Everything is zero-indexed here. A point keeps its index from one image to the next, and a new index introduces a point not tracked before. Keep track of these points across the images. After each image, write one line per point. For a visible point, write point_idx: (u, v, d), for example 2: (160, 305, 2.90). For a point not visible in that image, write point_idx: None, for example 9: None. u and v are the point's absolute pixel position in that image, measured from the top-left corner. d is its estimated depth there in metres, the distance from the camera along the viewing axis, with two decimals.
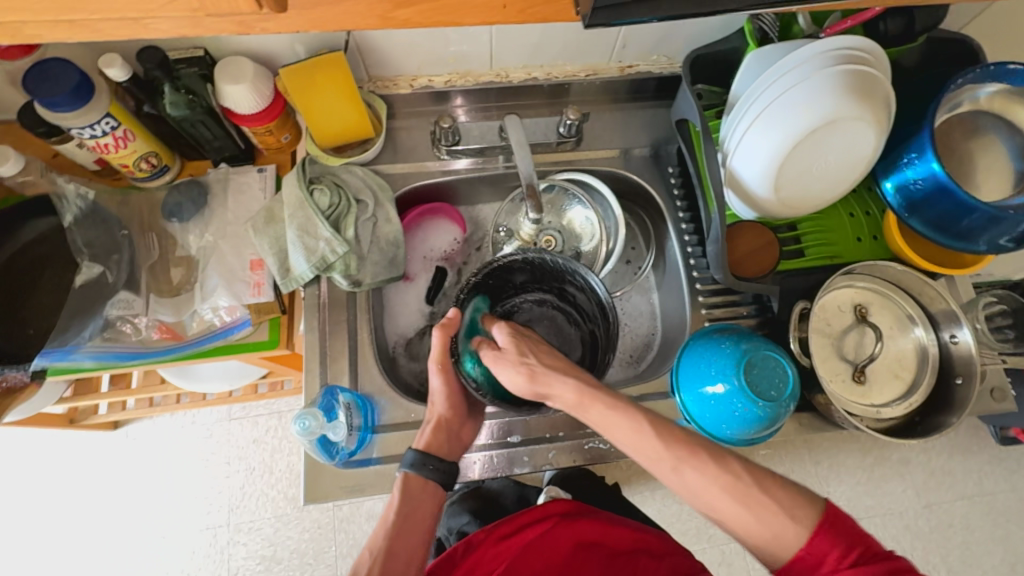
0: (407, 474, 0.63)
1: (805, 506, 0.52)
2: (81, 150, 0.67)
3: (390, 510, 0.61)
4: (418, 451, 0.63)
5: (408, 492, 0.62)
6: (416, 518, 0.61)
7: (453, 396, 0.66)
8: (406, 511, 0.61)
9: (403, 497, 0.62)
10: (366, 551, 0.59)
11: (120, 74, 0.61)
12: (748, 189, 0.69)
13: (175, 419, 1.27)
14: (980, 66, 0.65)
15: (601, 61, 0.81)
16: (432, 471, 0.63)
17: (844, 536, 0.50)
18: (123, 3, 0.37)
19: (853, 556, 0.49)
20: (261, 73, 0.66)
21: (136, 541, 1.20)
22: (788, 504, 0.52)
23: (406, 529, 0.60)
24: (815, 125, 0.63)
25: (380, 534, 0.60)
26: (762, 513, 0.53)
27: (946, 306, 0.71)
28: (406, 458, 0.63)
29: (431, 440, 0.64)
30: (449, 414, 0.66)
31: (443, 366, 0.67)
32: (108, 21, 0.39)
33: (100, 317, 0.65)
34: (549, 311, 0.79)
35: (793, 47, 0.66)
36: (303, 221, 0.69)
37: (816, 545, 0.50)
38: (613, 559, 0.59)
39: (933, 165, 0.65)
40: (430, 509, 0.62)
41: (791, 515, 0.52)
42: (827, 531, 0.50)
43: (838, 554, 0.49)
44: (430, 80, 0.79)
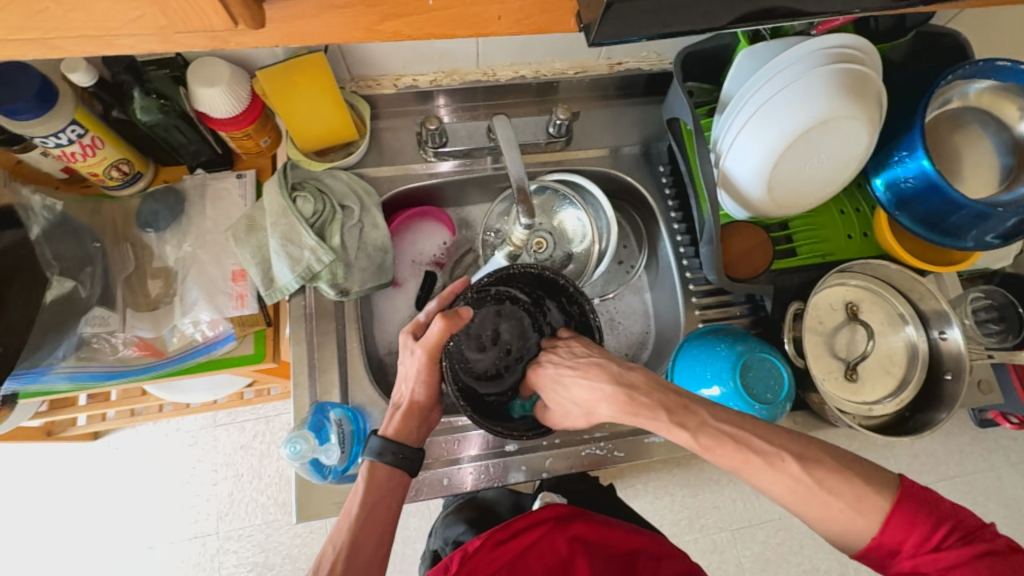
0: (371, 464, 0.60)
1: (873, 494, 0.49)
2: (46, 158, 0.64)
3: (356, 502, 0.58)
4: (384, 437, 0.62)
5: (373, 481, 0.60)
6: (381, 509, 0.59)
7: (432, 385, 0.63)
8: (371, 502, 0.58)
9: (369, 487, 0.60)
10: (329, 544, 0.56)
11: (84, 79, 0.57)
12: (742, 189, 0.68)
13: (158, 427, 1.24)
14: (968, 63, 0.65)
15: (590, 58, 0.79)
16: (391, 459, 0.61)
17: (927, 513, 0.48)
18: (83, 21, 0.35)
19: (945, 533, 0.47)
20: (237, 74, 0.63)
21: (123, 552, 1.17)
22: (857, 497, 0.49)
23: (372, 519, 0.58)
24: (809, 125, 0.62)
25: (343, 526, 0.57)
26: (824, 507, 0.50)
27: (936, 304, 0.72)
28: (372, 444, 0.62)
29: (400, 427, 0.63)
30: (423, 401, 0.64)
31: (430, 355, 0.62)
32: (69, 39, 0.36)
33: (74, 336, 0.63)
34: (517, 312, 0.71)
35: (785, 45, 0.65)
36: (286, 229, 0.66)
37: (889, 531, 0.48)
38: (611, 559, 0.59)
39: (923, 162, 0.64)
40: (396, 497, 0.60)
41: (859, 510, 0.49)
42: (907, 506, 0.48)
43: (916, 539, 0.47)
44: (415, 79, 0.77)
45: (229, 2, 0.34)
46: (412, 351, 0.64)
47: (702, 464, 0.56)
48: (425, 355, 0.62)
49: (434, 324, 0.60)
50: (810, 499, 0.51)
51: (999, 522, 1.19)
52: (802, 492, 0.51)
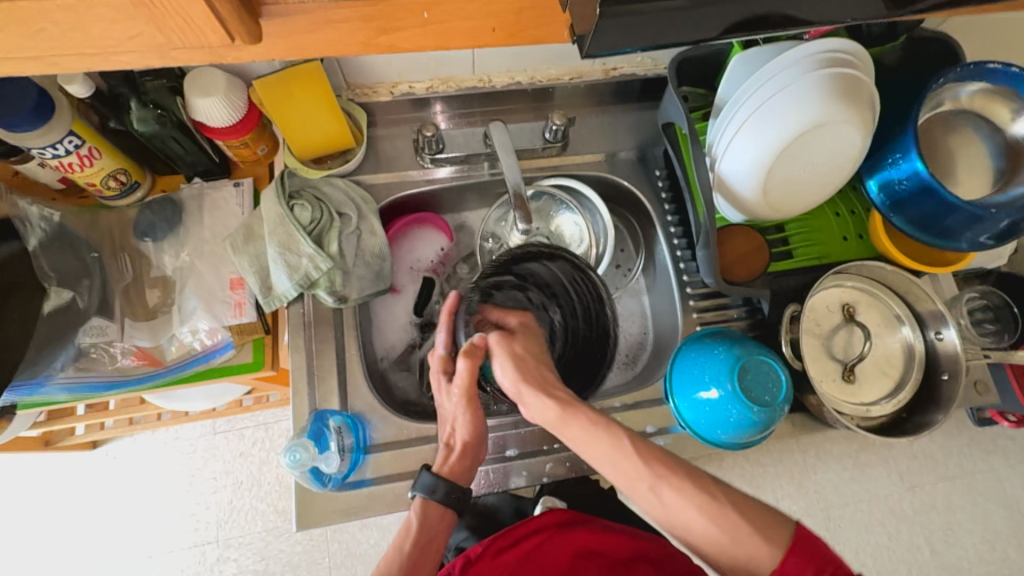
0: (426, 501, 0.61)
1: (771, 531, 0.52)
2: (44, 169, 0.64)
3: (409, 540, 0.59)
4: (437, 476, 0.62)
5: (426, 519, 0.61)
6: (431, 549, 0.60)
7: (477, 424, 0.64)
8: (423, 541, 0.60)
9: (421, 527, 0.60)
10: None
11: (82, 91, 0.57)
12: (737, 193, 0.68)
13: (157, 436, 1.24)
14: (961, 66, 0.66)
15: (585, 64, 0.80)
16: (443, 498, 0.61)
17: (816, 557, 0.50)
18: (79, 40, 0.35)
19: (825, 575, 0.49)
20: (234, 84, 0.64)
21: (122, 561, 1.17)
22: (762, 525, 0.53)
23: (424, 559, 0.59)
24: (802, 129, 0.63)
25: (392, 563, 0.58)
26: (732, 528, 0.53)
27: (932, 305, 0.72)
28: (422, 482, 0.61)
29: (456, 467, 0.63)
30: (472, 441, 0.64)
31: (470, 398, 0.63)
32: (66, 56, 0.36)
33: (72, 346, 0.62)
34: (518, 303, 0.65)
35: (779, 50, 0.66)
36: (283, 237, 0.66)
37: (790, 565, 0.50)
38: (613, 567, 0.59)
39: (917, 164, 0.65)
40: (444, 537, 0.62)
41: (766, 538, 0.52)
42: (798, 551, 0.50)
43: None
44: (411, 87, 0.77)
45: (224, 17, 0.35)
46: (447, 391, 0.66)
47: (648, 474, 0.56)
48: (462, 397, 0.63)
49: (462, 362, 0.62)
50: (709, 526, 0.54)
51: (999, 521, 1.19)
52: (717, 510, 0.54)
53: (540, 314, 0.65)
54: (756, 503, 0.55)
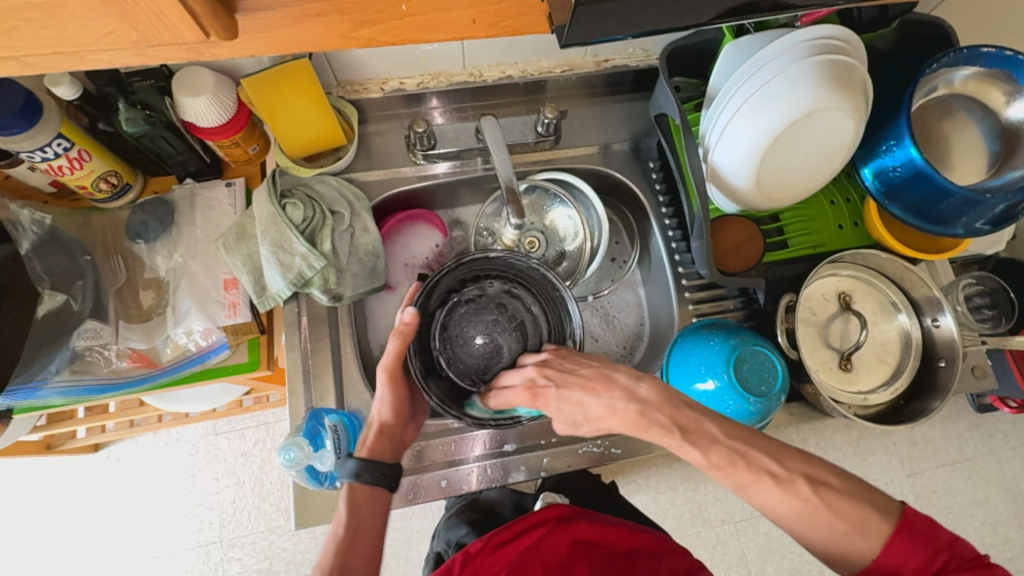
0: (351, 485, 0.58)
1: (876, 518, 0.51)
2: (34, 173, 0.64)
3: (340, 525, 0.56)
4: (359, 459, 0.59)
5: (354, 504, 0.58)
6: (367, 528, 0.57)
7: (400, 404, 0.62)
8: (355, 524, 0.57)
9: (351, 510, 0.58)
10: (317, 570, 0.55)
11: (69, 92, 0.57)
12: (730, 183, 0.68)
13: (158, 438, 1.24)
14: (953, 51, 0.65)
15: (576, 56, 0.79)
16: (368, 480, 0.59)
17: (925, 543, 0.49)
18: (53, 38, 0.35)
19: (934, 563, 0.48)
20: (222, 82, 0.63)
21: (125, 562, 1.17)
22: (861, 518, 0.51)
23: (359, 541, 0.56)
24: (794, 118, 0.62)
25: (330, 553, 0.56)
26: (824, 524, 0.52)
27: (928, 292, 0.72)
28: (347, 468, 0.59)
29: (375, 446, 0.61)
30: (392, 421, 0.62)
31: (392, 375, 0.61)
32: (42, 55, 0.36)
33: (67, 349, 0.62)
34: (487, 304, 0.70)
35: (770, 38, 0.65)
36: (277, 236, 0.66)
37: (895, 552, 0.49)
38: (612, 560, 0.58)
39: (910, 150, 0.65)
40: (381, 512, 0.59)
41: (862, 531, 0.51)
42: (903, 537, 0.50)
43: (922, 560, 0.49)
44: (402, 82, 0.77)
45: (197, 12, 0.34)
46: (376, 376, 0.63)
47: (730, 481, 0.55)
48: (387, 378, 0.61)
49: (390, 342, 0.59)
50: (807, 526, 0.53)
51: (1001, 506, 1.19)
52: (811, 510, 0.52)
53: (520, 306, 0.69)
54: (850, 493, 0.53)
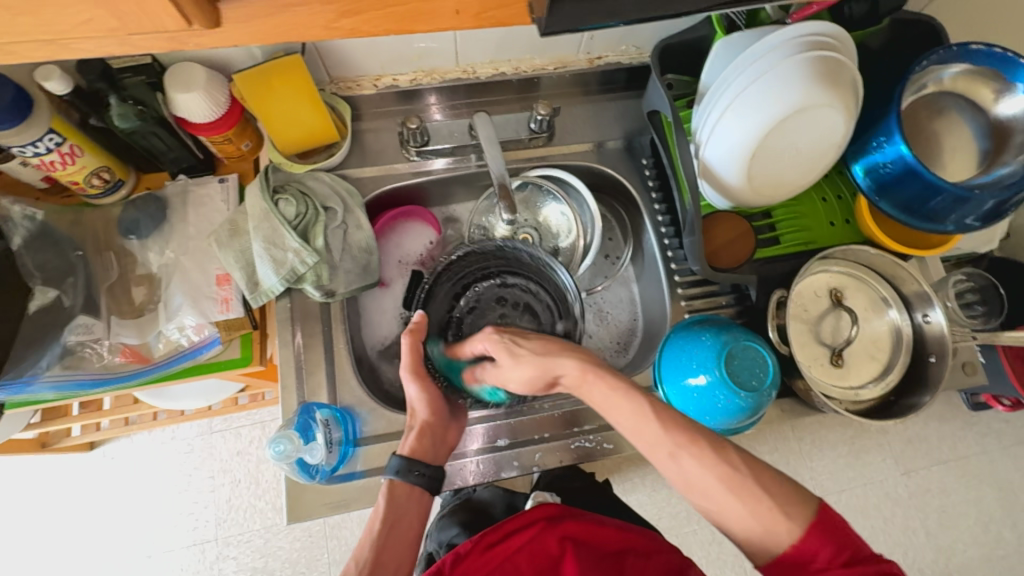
0: (393, 480, 0.61)
1: (800, 503, 0.51)
2: (25, 168, 0.64)
3: (377, 520, 0.59)
4: (402, 458, 0.62)
5: (394, 499, 0.61)
6: (404, 527, 0.59)
7: (433, 399, 0.65)
8: (391, 519, 0.59)
9: (389, 506, 0.60)
10: (352, 561, 0.57)
11: (60, 87, 0.57)
12: (721, 179, 0.68)
13: (153, 436, 1.24)
14: (943, 48, 0.65)
15: (570, 53, 0.79)
16: (418, 476, 0.61)
17: (836, 538, 0.48)
18: (32, 25, 0.35)
19: (844, 556, 0.47)
20: (214, 78, 0.63)
21: (120, 560, 1.17)
22: (784, 499, 0.51)
23: (395, 538, 0.58)
24: (784, 114, 0.63)
25: (365, 545, 0.58)
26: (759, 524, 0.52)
27: (918, 288, 0.73)
28: (390, 465, 0.62)
29: (415, 445, 0.63)
30: (431, 418, 0.65)
31: (417, 374, 0.65)
32: (20, 41, 0.36)
33: (58, 345, 0.62)
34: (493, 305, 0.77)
35: (760, 35, 0.66)
36: (269, 232, 0.66)
37: (808, 541, 0.48)
38: (603, 557, 0.57)
39: (901, 147, 0.65)
40: (418, 517, 0.61)
41: (786, 511, 0.50)
42: (818, 529, 0.49)
43: (831, 553, 0.48)
44: (395, 79, 0.77)
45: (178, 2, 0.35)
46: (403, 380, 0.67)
47: (669, 440, 0.55)
48: (410, 376, 0.65)
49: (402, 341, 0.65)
50: (731, 500, 0.52)
51: (995, 504, 1.20)
52: (737, 481, 0.52)
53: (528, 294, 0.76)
54: (777, 473, 0.53)
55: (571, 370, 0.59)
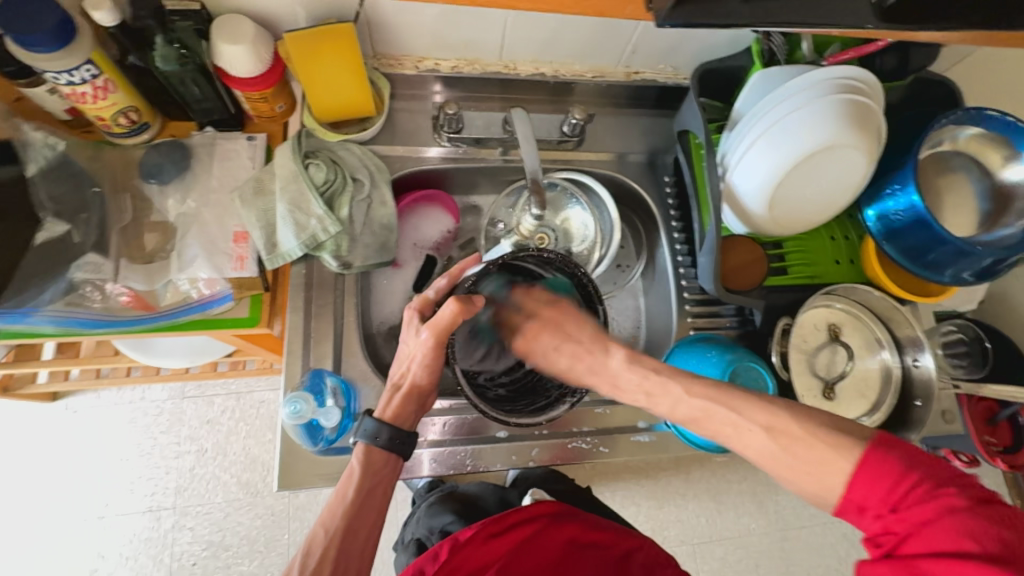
0: (368, 446, 0.60)
1: (835, 456, 0.47)
2: (52, 96, 0.62)
3: (351, 488, 0.58)
4: (381, 419, 0.61)
5: (368, 467, 0.60)
6: (376, 495, 0.59)
7: (433, 369, 0.62)
8: (366, 488, 0.58)
9: (363, 472, 0.59)
10: (322, 527, 0.57)
11: (107, 18, 0.56)
12: (744, 204, 0.71)
13: (122, 394, 1.20)
14: (962, 110, 0.69)
15: (609, 64, 0.82)
16: (385, 442, 0.60)
17: (894, 465, 0.44)
18: None
19: (908, 486, 0.43)
20: (262, 35, 0.63)
21: (71, 518, 1.12)
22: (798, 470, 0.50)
23: (366, 506, 0.58)
24: (814, 149, 0.66)
25: (336, 511, 0.58)
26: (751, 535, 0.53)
27: (912, 332, 0.76)
28: (365, 424, 0.61)
29: (400, 409, 0.62)
30: (423, 384, 0.63)
31: (437, 341, 0.61)
32: None
33: (63, 280, 0.60)
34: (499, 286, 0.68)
35: (795, 72, 0.69)
36: (295, 195, 0.66)
37: (855, 487, 0.46)
38: (605, 561, 0.59)
39: (913, 197, 0.68)
40: (389, 484, 0.60)
41: (824, 469, 0.48)
42: (866, 470, 0.45)
43: (884, 493, 0.44)
44: (437, 64, 0.78)
45: None
46: (416, 329, 0.64)
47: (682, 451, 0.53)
48: (431, 337, 0.61)
49: (446, 305, 0.59)
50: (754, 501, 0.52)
51: None
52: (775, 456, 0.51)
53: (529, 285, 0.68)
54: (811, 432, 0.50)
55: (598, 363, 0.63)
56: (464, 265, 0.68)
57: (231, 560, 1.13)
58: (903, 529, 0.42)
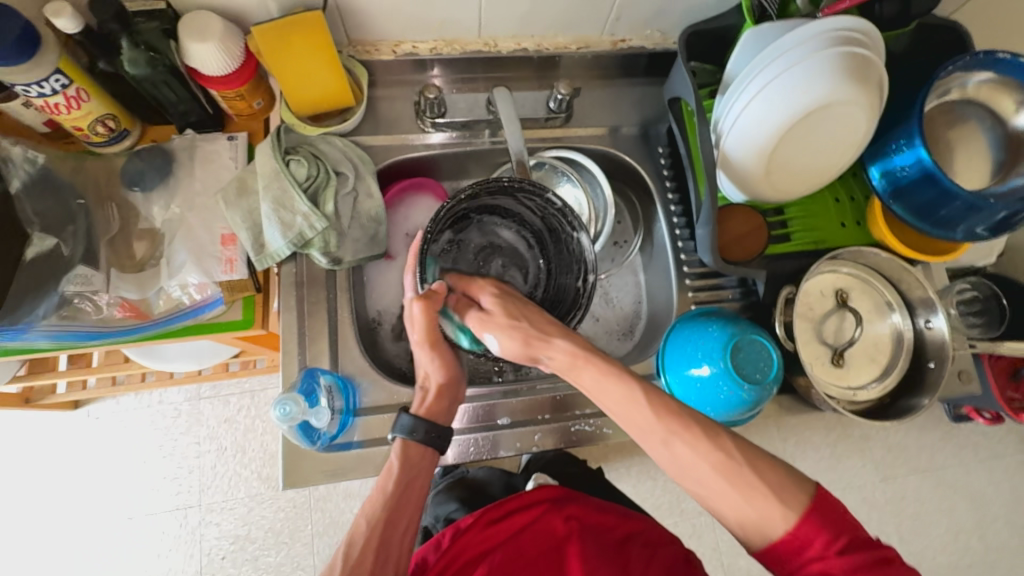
0: (404, 442, 0.59)
1: (792, 487, 0.49)
2: (27, 110, 0.62)
3: (391, 480, 0.56)
4: (416, 417, 0.60)
5: (407, 460, 0.58)
6: (416, 488, 0.57)
7: (448, 363, 0.62)
8: (406, 480, 0.57)
9: (402, 467, 0.58)
10: (362, 519, 0.55)
11: (70, 26, 0.55)
12: (739, 170, 0.68)
13: (139, 399, 1.22)
14: (969, 54, 0.65)
15: (593, 34, 0.78)
16: (423, 437, 0.59)
17: (832, 524, 0.47)
18: None
19: (839, 542, 0.47)
20: (230, 31, 0.61)
21: (101, 520, 1.16)
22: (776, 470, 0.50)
23: (406, 499, 0.56)
24: (811, 107, 0.63)
25: (377, 502, 0.55)
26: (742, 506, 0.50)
27: (923, 293, 0.73)
28: (401, 424, 0.60)
29: (433, 407, 0.62)
30: (449, 381, 0.62)
31: (429, 341, 0.61)
32: None
33: (55, 294, 0.60)
34: (484, 250, 0.74)
35: (789, 27, 0.65)
36: (278, 193, 0.65)
37: (802, 529, 0.47)
38: (610, 544, 0.58)
39: (920, 151, 0.65)
40: (427, 479, 0.59)
41: (780, 499, 0.49)
42: (813, 517, 0.48)
43: (824, 541, 0.47)
44: (415, 47, 0.75)
45: None
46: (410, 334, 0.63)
47: (661, 428, 0.53)
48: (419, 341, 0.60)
49: (414, 306, 0.59)
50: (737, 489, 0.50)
51: (967, 516, 1.21)
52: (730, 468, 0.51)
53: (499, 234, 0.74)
54: (772, 460, 0.51)
55: (563, 353, 0.57)
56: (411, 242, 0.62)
57: (257, 552, 1.16)
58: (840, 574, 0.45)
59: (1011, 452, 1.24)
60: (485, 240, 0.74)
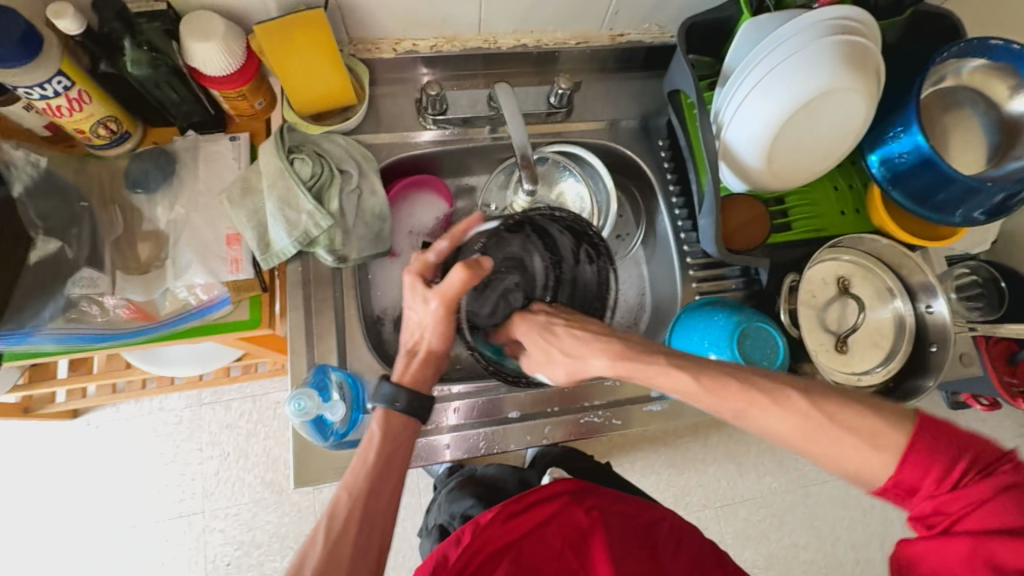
0: (386, 412, 0.59)
1: (889, 430, 0.47)
2: (28, 112, 0.61)
3: (371, 451, 0.57)
4: (399, 386, 0.60)
5: (388, 430, 0.59)
6: (398, 458, 0.58)
7: (448, 334, 0.61)
8: (387, 452, 0.57)
9: (383, 438, 0.58)
10: (344, 490, 0.55)
11: (72, 26, 0.55)
12: (741, 160, 0.69)
13: (140, 406, 1.21)
14: (963, 41, 0.67)
15: (591, 29, 0.79)
16: (404, 407, 0.59)
17: (945, 448, 0.46)
18: None
19: (958, 468, 0.45)
20: (233, 30, 0.61)
21: (104, 529, 1.15)
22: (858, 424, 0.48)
23: (388, 471, 0.56)
24: (811, 96, 0.63)
25: (358, 474, 0.56)
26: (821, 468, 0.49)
27: (923, 278, 0.74)
28: (381, 392, 0.60)
29: (417, 375, 0.62)
30: (439, 349, 0.63)
31: (447, 304, 0.59)
32: None
33: (61, 297, 0.60)
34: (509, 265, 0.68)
35: (786, 18, 0.66)
36: (283, 192, 0.65)
37: (906, 473, 0.46)
38: (631, 532, 0.59)
39: (918, 137, 0.66)
40: (407, 450, 0.59)
41: (874, 446, 0.47)
42: (919, 450, 0.46)
43: (936, 475, 0.45)
44: (415, 44, 0.76)
45: None
46: (423, 297, 0.61)
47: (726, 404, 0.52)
48: (441, 305, 0.59)
49: (455, 272, 0.57)
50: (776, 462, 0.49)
51: None
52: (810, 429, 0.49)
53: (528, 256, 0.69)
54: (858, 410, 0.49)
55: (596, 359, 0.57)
56: (467, 226, 0.63)
57: (263, 557, 1.16)
58: (957, 508, 0.44)
59: (1009, 437, 1.25)
60: (518, 254, 0.69)
